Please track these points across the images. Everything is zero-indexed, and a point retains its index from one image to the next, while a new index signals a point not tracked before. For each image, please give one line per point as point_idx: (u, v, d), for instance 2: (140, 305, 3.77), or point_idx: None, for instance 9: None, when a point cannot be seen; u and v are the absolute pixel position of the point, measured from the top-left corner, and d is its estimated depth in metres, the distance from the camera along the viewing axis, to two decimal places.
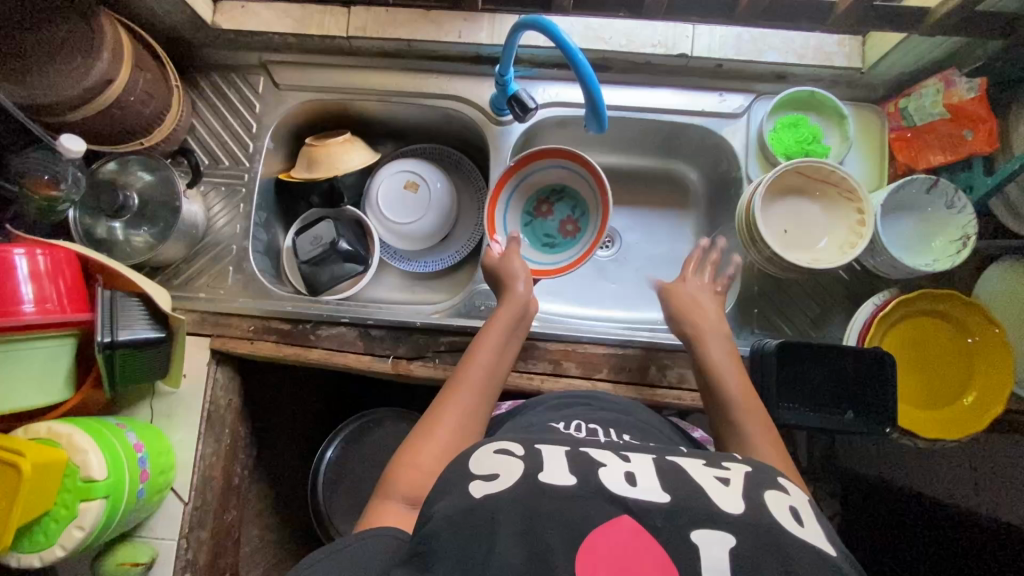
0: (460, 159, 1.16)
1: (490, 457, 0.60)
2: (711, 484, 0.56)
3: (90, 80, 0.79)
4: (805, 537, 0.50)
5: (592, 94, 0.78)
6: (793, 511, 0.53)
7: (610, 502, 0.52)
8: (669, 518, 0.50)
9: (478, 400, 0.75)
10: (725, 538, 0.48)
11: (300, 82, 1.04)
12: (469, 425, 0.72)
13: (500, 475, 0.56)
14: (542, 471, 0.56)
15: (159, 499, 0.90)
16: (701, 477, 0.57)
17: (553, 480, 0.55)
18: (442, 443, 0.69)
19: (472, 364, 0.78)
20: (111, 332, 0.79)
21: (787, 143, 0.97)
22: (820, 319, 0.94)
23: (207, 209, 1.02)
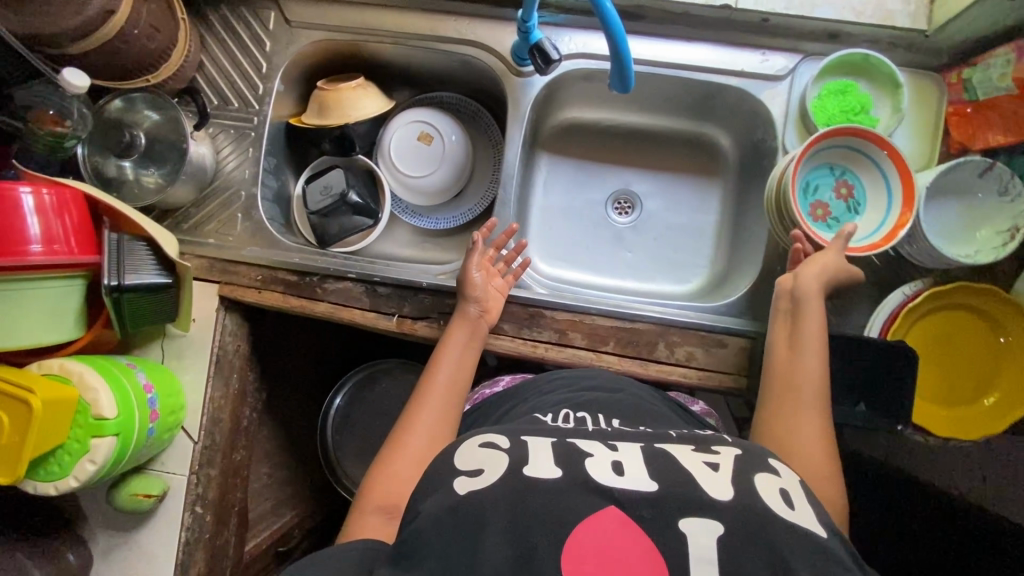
0: (477, 111, 1.11)
1: (473, 450, 0.60)
2: (699, 468, 0.55)
3: (91, 10, 0.75)
4: (795, 521, 0.51)
5: (618, 44, 0.70)
6: (784, 494, 0.53)
7: (598, 493, 0.52)
8: (655, 509, 0.51)
9: (442, 413, 0.76)
10: (712, 527, 0.49)
11: (313, 20, 0.98)
12: (435, 434, 0.74)
13: (484, 470, 0.56)
14: (527, 464, 0.56)
15: (170, 437, 0.94)
16: (689, 462, 0.56)
17: (539, 474, 0.55)
18: (415, 455, 0.71)
19: (427, 390, 0.78)
20: (118, 276, 0.79)
21: (831, 112, 0.89)
22: (842, 305, 0.87)
23: (217, 152, 1.00)
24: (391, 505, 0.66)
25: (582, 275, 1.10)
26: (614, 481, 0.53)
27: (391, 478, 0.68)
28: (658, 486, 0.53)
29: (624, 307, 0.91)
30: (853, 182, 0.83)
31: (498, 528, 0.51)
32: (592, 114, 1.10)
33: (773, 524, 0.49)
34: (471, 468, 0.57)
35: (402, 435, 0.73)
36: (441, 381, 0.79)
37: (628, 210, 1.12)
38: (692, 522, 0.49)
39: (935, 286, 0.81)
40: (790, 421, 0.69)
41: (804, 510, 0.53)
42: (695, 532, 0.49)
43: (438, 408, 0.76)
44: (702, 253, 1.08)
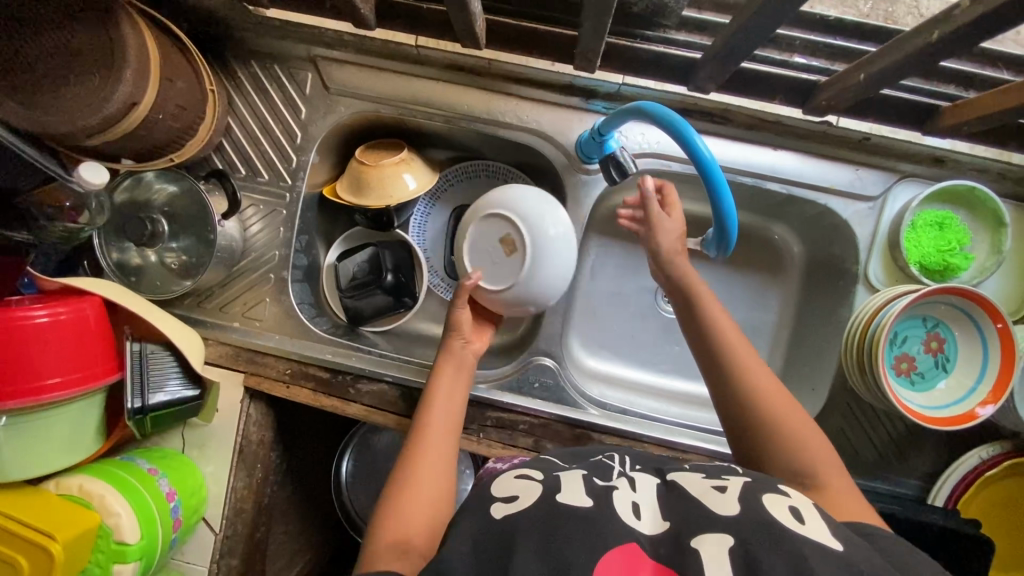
0: (526, 184, 1.02)
1: (509, 481, 0.61)
2: (704, 491, 0.55)
3: (111, 108, 0.65)
4: (802, 533, 0.49)
5: (724, 218, 0.64)
6: (793, 510, 0.52)
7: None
8: (673, 545, 0.50)
9: (443, 464, 0.67)
10: (723, 537, 0.49)
11: (355, 89, 0.88)
12: (438, 490, 0.65)
13: (519, 496, 0.57)
14: (560, 491, 0.56)
15: (191, 530, 0.90)
16: (696, 488, 0.56)
17: (569, 501, 0.55)
18: (427, 481, 0.65)
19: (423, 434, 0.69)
20: (142, 396, 0.73)
21: (925, 250, 0.81)
22: (906, 449, 0.85)
23: (244, 228, 0.91)
24: (410, 545, 0.59)
25: (626, 370, 1.02)
26: (633, 523, 0.53)
27: (406, 512, 0.61)
28: (669, 523, 0.52)
29: (675, 435, 0.86)
30: (945, 335, 0.76)
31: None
32: None
33: (786, 535, 0.48)
34: (506, 494, 0.58)
35: (413, 463, 0.66)
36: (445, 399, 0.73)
37: None
38: (702, 540, 0.49)
39: (1015, 455, 0.78)
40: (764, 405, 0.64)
41: (816, 524, 0.50)
42: (707, 551, 0.48)
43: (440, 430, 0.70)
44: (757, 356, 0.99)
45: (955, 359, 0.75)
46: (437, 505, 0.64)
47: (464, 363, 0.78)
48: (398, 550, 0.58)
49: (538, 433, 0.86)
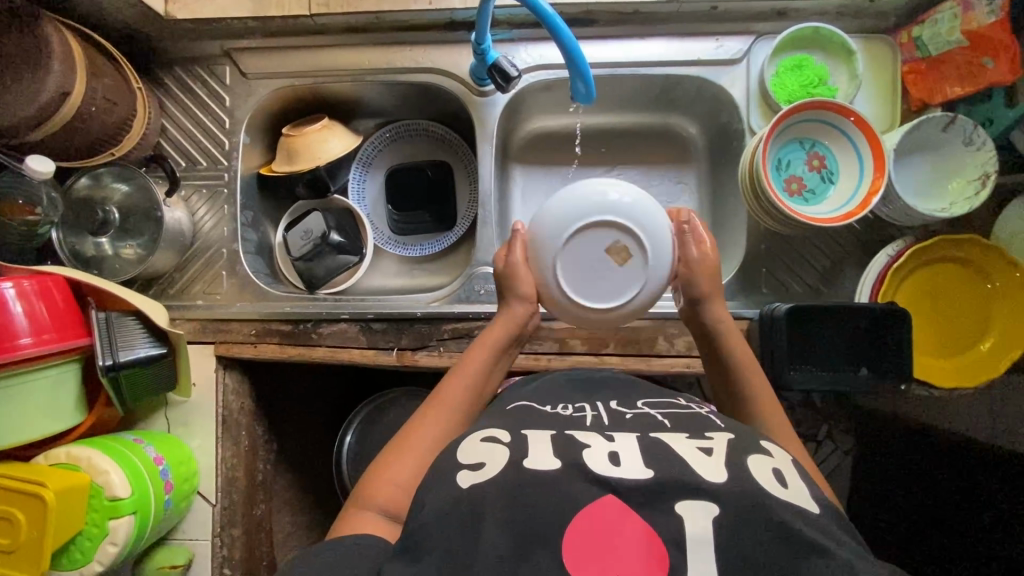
0: (446, 133, 1.12)
1: (474, 445, 0.63)
2: (693, 454, 0.58)
3: (45, 95, 0.75)
4: (786, 497, 0.53)
5: (575, 58, 0.77)
6: (777, 474, 0.56)
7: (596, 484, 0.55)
8: (651, 496, 0.53)
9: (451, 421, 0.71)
10: (707, 507, 0.52)
11: (269, 70, 0.99)
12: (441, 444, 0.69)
13: (485, 463, 0.59)
14: (527, 457, 0.59)
15: (188, 504, 0.93)
16: (683, 447, 0.59)
17: (540, 466, 0.58)
18: (430, 443, 0.69)
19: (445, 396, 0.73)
20: (112, 354, 0.79)
21: (790, 89, 0.90)
22: (831, 274, 0.91)
23: (193, 214, 0.99)
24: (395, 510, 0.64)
25: None
26: (613, 471, 0.56)
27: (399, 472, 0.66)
28: (653, 473, 0.55)
29: None
30: (824, 152, 0.84)
31: (498, 522, 0.53)
32: (557, 120, 1.10)
33: (771, 506, 0.51)
34: (473, 461, 0.60)
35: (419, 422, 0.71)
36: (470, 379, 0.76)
37: None
38: (688, 505, 0.52)
39: (917, 243, 0.83)
40: (742, 371, 0.74)
41: (798, 489, 0.55)
42: (692, 514, 0.52)
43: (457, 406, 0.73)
44: None
45: (842, 165, 0.83)
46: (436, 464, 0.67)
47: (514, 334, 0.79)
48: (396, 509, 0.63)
49: None
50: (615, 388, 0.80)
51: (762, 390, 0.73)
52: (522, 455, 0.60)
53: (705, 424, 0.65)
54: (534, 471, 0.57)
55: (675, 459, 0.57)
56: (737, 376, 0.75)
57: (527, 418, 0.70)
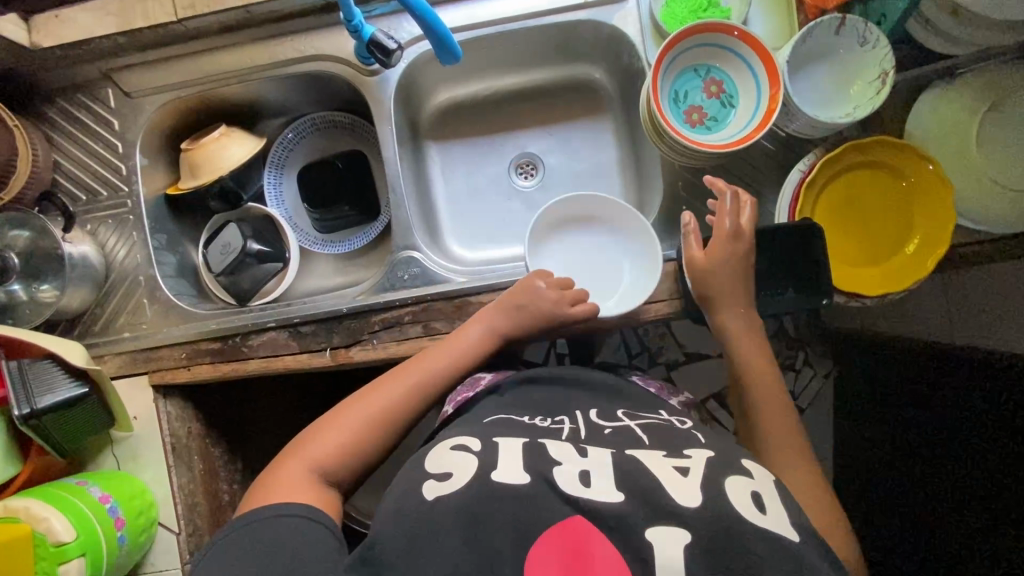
0: (354, 122, 1.08)
1: (447, 454, 0.65)
2: (668, 475, 0.58)
3: None
4: (764, 525, 0.54)
5: (429, 22, 0.72)
6: (755, 499, 0.56)
7: (564, 501, 0.56)
8: (620, 519, 0.54)
9: (402, 402, 0.76)
10: (679, 536, 0.52)
11: (152, 85, 0.95)
12: (385, 419, 0.74)
13: (453, 475, 0.61)
14: (495, 468, 0.61)
15: (150, 536, 0.92)
16: (659, 468, 0.59)
17: (507, 479, 0.59)
18: (362, 421, 0.73)
19: (404, 375, 0.78)
20: (28, 402, 0.77)
21: (681, 15, 0.87)
22: (755, 200, 0.88)
23: (102, 247, 0.97)
24: (324, 475, 0.69)
25: (504, 249, 1.08)
26: (582, 491, 0.57)
27: (334, 440, 0.71)
28: (623, 496, 0.56)
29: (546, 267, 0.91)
30: (721, 77, 0.81)
31: (456, 535, 0.55)
32: (466, 89, 1.07)
33: (740, 535, 0.52)
34: (441, 472, 0.62)
35: (361, 399, 0.75)
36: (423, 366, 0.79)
37: (532, 172, 1.10)
38: (658, 533, 0.53)
39: (827, 153, 0.81)
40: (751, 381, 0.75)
41: (778, 516, 0.55)
42: (663, 541, 0.52)
43: (402, 389, 0.76)
44: (612, 186, 1.06)
45: (739, 87, 0.80)
46: (368, 442, 0.73)
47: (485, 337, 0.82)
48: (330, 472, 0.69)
49: (424, 318, 0.90)
50: (583, 389, 0.81)
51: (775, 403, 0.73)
52: (491, 467, 0.61)
53: (687, 441, 0.66)
54: (501, 488, 0.58)
55: (649, 483, 0.57)
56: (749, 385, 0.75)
57: (501, 428, 0.70)
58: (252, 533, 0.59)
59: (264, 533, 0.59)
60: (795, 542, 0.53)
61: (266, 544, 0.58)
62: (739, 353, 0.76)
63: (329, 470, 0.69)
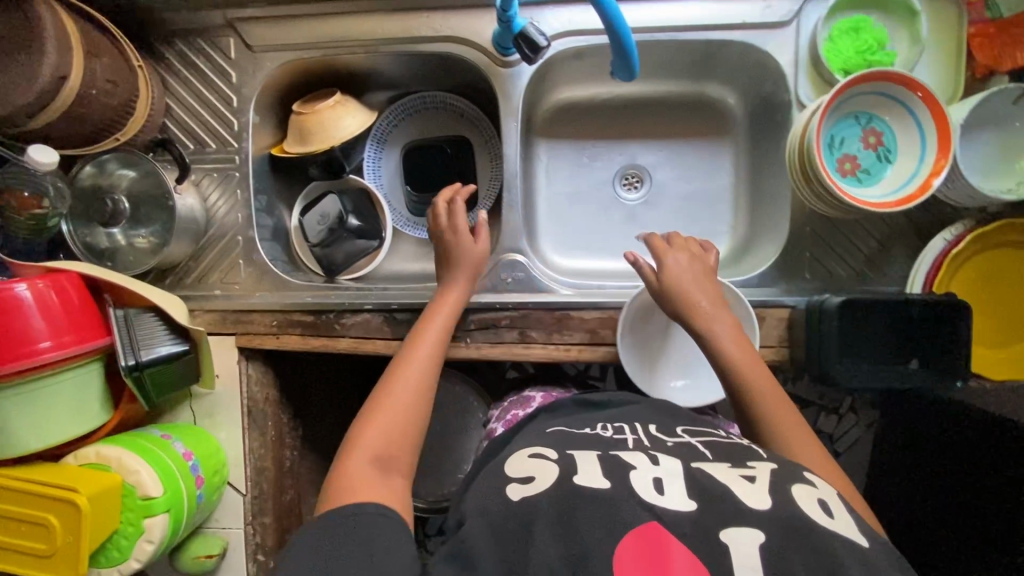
0: (465, 106, 1.05)
1: (526, 460, 0.64)
2: (737, 482, 0.55)
3: (41, 80, 0.70)
4: (835, 529, 0.50)
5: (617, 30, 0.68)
6: (822, 505, 0.53)
7: (642, 506, 0.53)
8: (696, 523, 0.51)
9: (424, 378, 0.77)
10: (753, 534, 0.49)
11: (276, 42, 0.91)
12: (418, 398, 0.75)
13: (535, 479, 0.60)
14: (578, 472, 0.59)
15: (218, 494, 0.93)
16: (727, 475, 0.57)
17: (588, 482, 0.57)
18: (402, 405, 0.73)
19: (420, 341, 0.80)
20: (134, 354, 0.76)
21: (845, 55, 0.82)
22: (878, 258, 0.87)
23: (204, 199, 0.94)
24: (384, 465, 0.68)
25: (599, 260, 1.05)
26: (657, 498, 0.54)
27: (382, 438, 0.69)
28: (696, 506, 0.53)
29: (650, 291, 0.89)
30: (881, 128, 0.77)
31: (548, 536, 0.52)
32: (587, 91, 1.04)
33: (822, 535, 0.49)
34: (522, 475, 0.61)
35: (384, 397, 0.74)
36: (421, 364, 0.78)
37: (637, 185, 1.06)
38: (731, 532, 0.49)
39: (979, 226, 0.78)
40: (763, 399, 0.70)
41: (846, 521, 0.52)
42: (737, 542, 0.49)
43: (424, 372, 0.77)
44: (721, 216, 1.03)
45: (902, 144, 0.76)
46: (410, 421, 0.73)
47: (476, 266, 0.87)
48: (384, 464, 0.68)
49: (522, 324, 0.89)
50: None
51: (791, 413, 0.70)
52: (572, 471, 0.59)
53: (750, 453, 0.62)
54: (584, 490, 0.56)
55: (718, 487, 0.55)
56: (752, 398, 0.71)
57: (571, 440, 0.70)
58: (333, 534, 0.58)
59: (344, 537, 0.57)
60: (868, 547, 0.49)
61: (353, 545, 0.57)
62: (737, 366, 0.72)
63: (385, 458, 0.68)
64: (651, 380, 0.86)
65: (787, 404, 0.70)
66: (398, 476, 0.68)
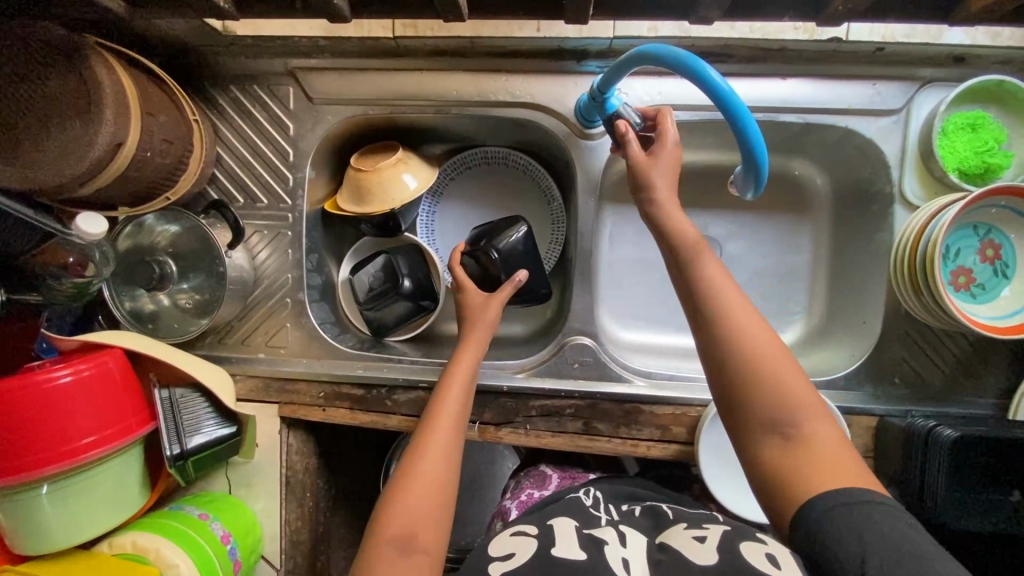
0: (530, 165, 0.98)
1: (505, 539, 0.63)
2: (688, 545, 0.56)
3: (97, 150, 0.64)
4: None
5: (751, 145, 0.60)
6: (770, 557, 0.53)
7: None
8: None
9: (444, 467, 0.63)
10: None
11: (340, 94, 0.85)
12: (438, 480, 0.62)
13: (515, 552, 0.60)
14: (555, 545, 0.60)
15: (252, 569, 0.87)
16: (678, 540, 0.58)
17: (565, 552, 0.58)
18: (418, 492, 0.60)
19: (426, 435, 0.66)
20: (179, 442, 0.72)
21: (962, 154, 0.76)
22: (977, 368, 0.80)
23: (252, 256, 0.88)
24: (412, 539, 0.57)
25: (663, 336, 0.98)
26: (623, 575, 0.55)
27: (415, 501, 0.60)
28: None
29: None
30: (999, 241, 0.72)
31: None
32: None
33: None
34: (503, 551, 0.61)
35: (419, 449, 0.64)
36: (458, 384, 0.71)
37: None
38: None
39: None
40: (759, 379, 0.52)
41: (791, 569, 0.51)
42: None
43: (444, 454, 0.64)
44: (797, 296, 0.94)
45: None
46: (436, 483, 0.62)
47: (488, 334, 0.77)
48: (404, 544, 0.57)
49: (587, 415, 0.83)
50: None
51: (787, 374, 0.52)
52: (550, 544, 0.60)
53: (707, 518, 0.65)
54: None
55: None
56: (742, 371, 0.53)
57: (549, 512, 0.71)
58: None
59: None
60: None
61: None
62: (727, 327, 0.54)
63: (405, 534, 0.57)
64: (739, 494, 0.80)
65: (787, 361, 0.53)
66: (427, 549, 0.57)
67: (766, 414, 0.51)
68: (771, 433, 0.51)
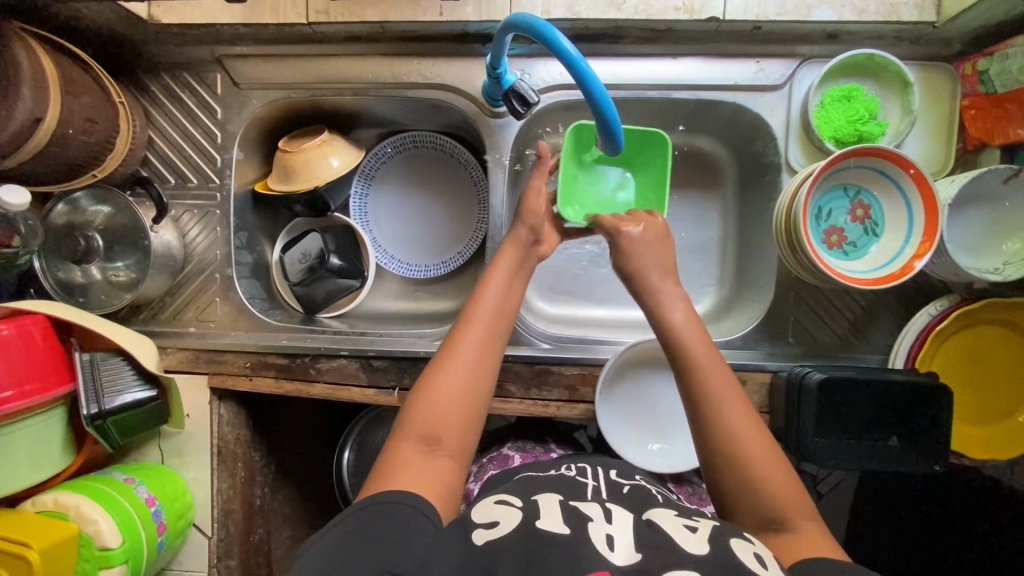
0: (455, 148, 1.03)
1: (491, 506, 0.57)
2: (676, 529, 0.52)
3: (15, 123, 0.69)
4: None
5: (604, 112, 0.64)
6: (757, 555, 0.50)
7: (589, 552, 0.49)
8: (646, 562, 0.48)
9: (473, 376, 0.62)
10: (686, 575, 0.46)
11: (263, 79, 0.90)
12: (468, 387, 0.61)
13: (500, 521, 0.54)
14: (540, 517, 0.54)
15: (183, 537, 0.90)
16: (666, 523, 0.54)
17: (550, 526, 0.52)
18: (449, 394, 0.60)
19: (462, 331, 0.64)
20: (97, 402, 0.76)
21: (836, 124, 0.82)
22: (865, 326, 0.85)
23: (184, 235, 0.93)
24: (433, 441, 0.59)
25: (583, 308, 1.03)
26: (605, 552, 0.49)
27: (439, 407, 0.60)
28: (641, 554, 0.49)
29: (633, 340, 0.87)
30: (868, 202, 0.78)
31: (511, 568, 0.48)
32: None
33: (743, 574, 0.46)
34: (487, 519, 0.55)
35: (443, 361, 0.62)
36: (485, 307, 0.66)
37: None
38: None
39: (967, 303, 0.78)
40: (740, 460, 0.60)
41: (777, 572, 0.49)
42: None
43: (476, 353, 0.63)
44: (709, 268, 0.99)
45: (892, 220, 0.76)
46: (467, 395, 0.61)
47: (525, 254, 0.73)
48: (428, 442, 0.58)
49: (500, 378, 0.87)
50: None
51: (774, 477, 0.59)
52: (535, 516, 0.54)
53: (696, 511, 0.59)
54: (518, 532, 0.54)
55: None
56: (730, 465, 0.60)
57: (533, 484, 0.64)
58: (364, 528, 0.51)
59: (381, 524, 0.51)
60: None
61: (393, 536, 0.50)
62: (710, 407, 0.62)
63: (434, 432, 0.59)
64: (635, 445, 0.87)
65: (767, 445, 0.61)
66: (446, 456, 0.59)
67: (758, 507, 0.58)
68: (760, 520, 0.58)
